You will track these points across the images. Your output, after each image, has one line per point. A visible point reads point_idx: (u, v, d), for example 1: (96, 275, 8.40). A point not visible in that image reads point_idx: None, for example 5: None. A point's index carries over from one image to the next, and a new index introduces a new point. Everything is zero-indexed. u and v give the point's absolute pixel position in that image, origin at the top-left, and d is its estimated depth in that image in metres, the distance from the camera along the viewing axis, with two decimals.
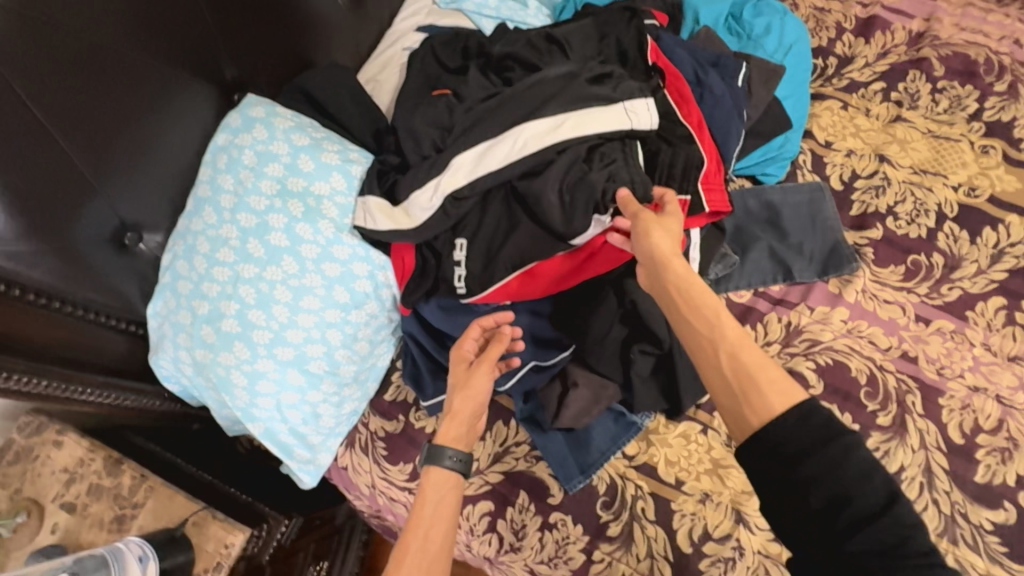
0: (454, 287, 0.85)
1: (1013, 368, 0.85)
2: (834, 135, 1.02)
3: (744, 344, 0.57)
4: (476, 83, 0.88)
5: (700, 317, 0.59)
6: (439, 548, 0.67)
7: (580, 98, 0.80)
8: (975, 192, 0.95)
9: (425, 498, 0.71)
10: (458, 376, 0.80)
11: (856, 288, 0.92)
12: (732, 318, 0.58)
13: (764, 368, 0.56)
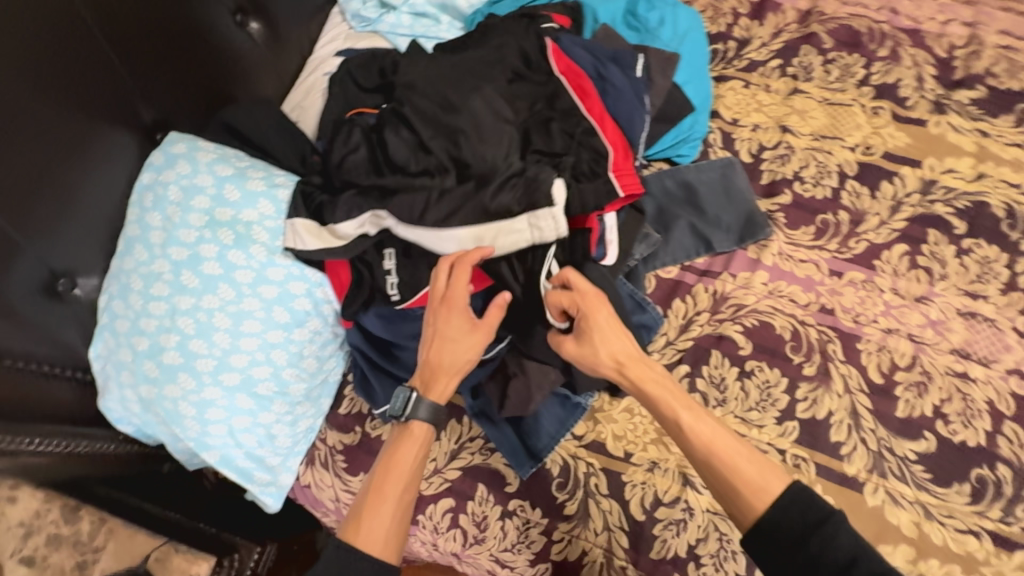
0: (388, 295, 0.88)
1: (921, 308, 0.91)
2: (739, 112, 1.08)
3: (717, 444, 0.69)
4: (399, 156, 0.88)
5: (675, 430, 0.72)
6: (402, 502, 0.75)
7: (486, 213, 0.83)
8: (871, 151, 1.02)
9: (404, 448, 0.78)
10: (453, 329, 0.78)
11: (772, 252, 0.97)
12: (700, 421, 0.71)
13: (741, 460, 0.68)
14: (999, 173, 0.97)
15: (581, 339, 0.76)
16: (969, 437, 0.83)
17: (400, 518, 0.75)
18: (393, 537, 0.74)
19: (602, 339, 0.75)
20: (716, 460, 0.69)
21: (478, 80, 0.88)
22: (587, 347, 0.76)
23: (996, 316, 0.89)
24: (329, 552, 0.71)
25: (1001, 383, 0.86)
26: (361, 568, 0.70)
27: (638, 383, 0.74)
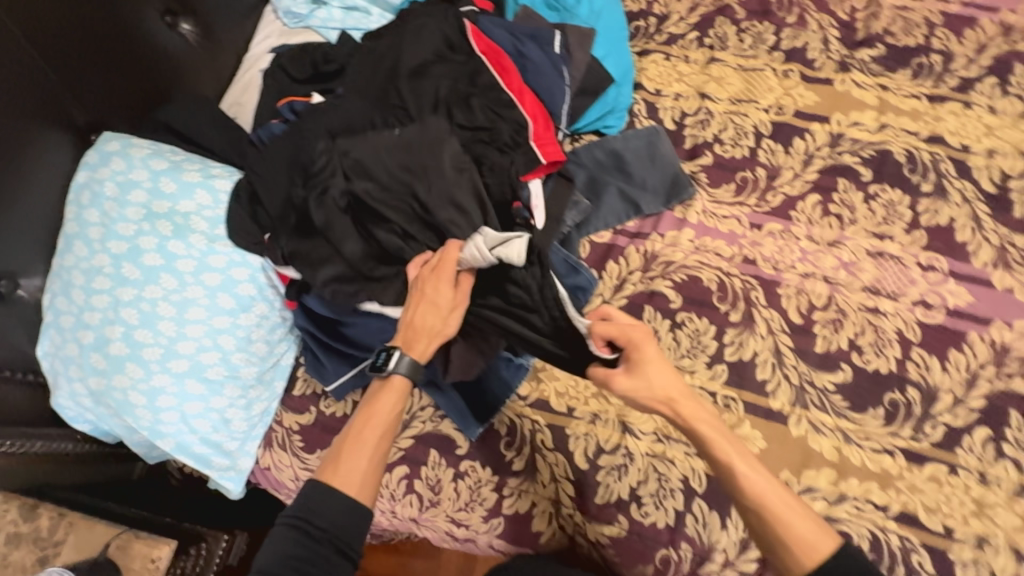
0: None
1: (834, 252, 0.97)
2: (662, 83, 1.14)
3: (768, 496, 0.68)
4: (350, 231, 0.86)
5: (727, 473, 0.70)
6: (378, 448, 0.73)
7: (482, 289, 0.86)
8: (783, 111, 1.08)
9: (384, 396, 0.75)
10: (441, 295, 0.78)
11: (696, 210, 1.03)
12: (755, 470, 0.69)
13: (791, 512, 0.67)
14: (899, 123, 1.04)
15: (634, 372, 0.73)
16: (881, 364, 0.90)
17: (376, 463, 0.73)
18: (369, 482, 0.71)
19: (657, 379, 0.72)
20: (769, 512, 0.67)
21: (392, 63, 0.90)
22: (640, 386, 0.72)
23: (902, 254, 0.96)
24: (303, 492, 0.69)
25: (908, 314, 0.92)
26: (333, 508, 0.68)
27: (687, 424, 0.72)
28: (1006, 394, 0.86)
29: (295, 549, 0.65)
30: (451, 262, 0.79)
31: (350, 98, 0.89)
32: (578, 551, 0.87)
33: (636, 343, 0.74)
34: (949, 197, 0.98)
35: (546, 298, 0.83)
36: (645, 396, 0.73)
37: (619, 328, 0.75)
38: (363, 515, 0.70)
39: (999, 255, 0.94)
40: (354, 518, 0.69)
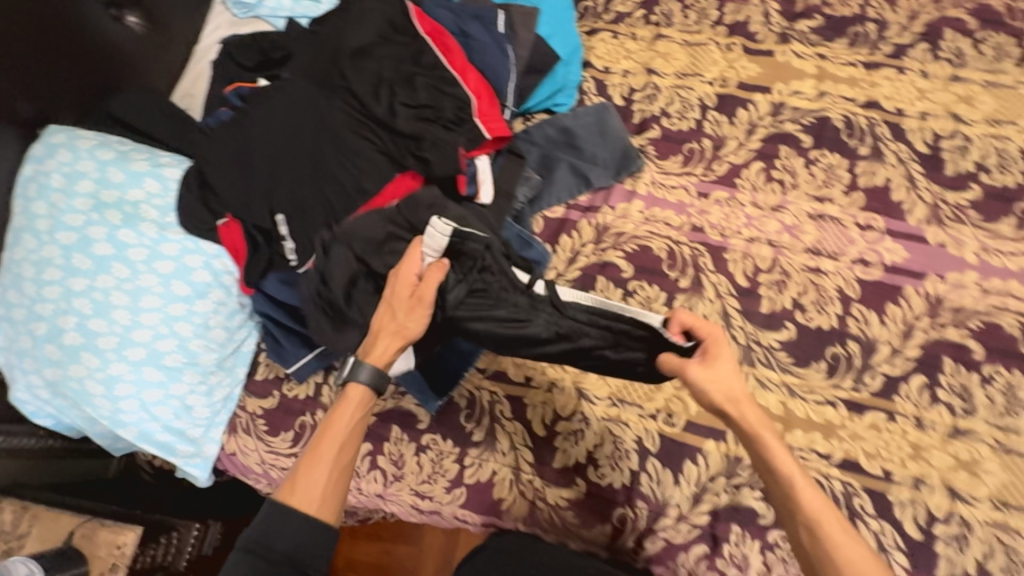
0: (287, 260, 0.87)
1: (777, 216, 1.01)
2: (610, 61, 1.16)
3: (825, 519, 0.64)
4: (308, 213, 0.85)
5: (785, 486, 0.67)
6: (338, 465, 0.71)
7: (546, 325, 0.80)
8: (727, 83, 1.11)
9: (340, 410, 0.74)
10: (396, 293, 0.76)
11: (645, 182, 1.06)
12: (813, 490, 0.66)
13: (844, 535, 0.63)
14: (837, 91, 1.08)
15: (708, 363, 0.71)
16: (823, 321, 0.93)
17: (337, 480, 0.70)
18: (328, 499, 0.69)
19: (726, 380, 0.70)
20: (823, 532, 0.64)
21: (334, 45, 0.90)
22: (714, 385, 0.70)
23: (841, 215, 0.99)
24: (258, 515, 0.67)
25: (848, 272, 0.96)
26: (289, 530, 0.65)
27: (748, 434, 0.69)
28: (940, 342, 0.90)
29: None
30: (409, 264, 0.77)
31: (294, 82, 0.89)
32: (538, 516, 0.89)
33: (708, 338, 0.72)
34: (885, 158, 1.02)
35: (586, 323, 0.78)
36: (721, 395, 0.70)
37: (702, 325, 0.73)
38: (322, 534, 0.67)
39: (932, 212, 0.97)
40: (312, 538, 0.66)
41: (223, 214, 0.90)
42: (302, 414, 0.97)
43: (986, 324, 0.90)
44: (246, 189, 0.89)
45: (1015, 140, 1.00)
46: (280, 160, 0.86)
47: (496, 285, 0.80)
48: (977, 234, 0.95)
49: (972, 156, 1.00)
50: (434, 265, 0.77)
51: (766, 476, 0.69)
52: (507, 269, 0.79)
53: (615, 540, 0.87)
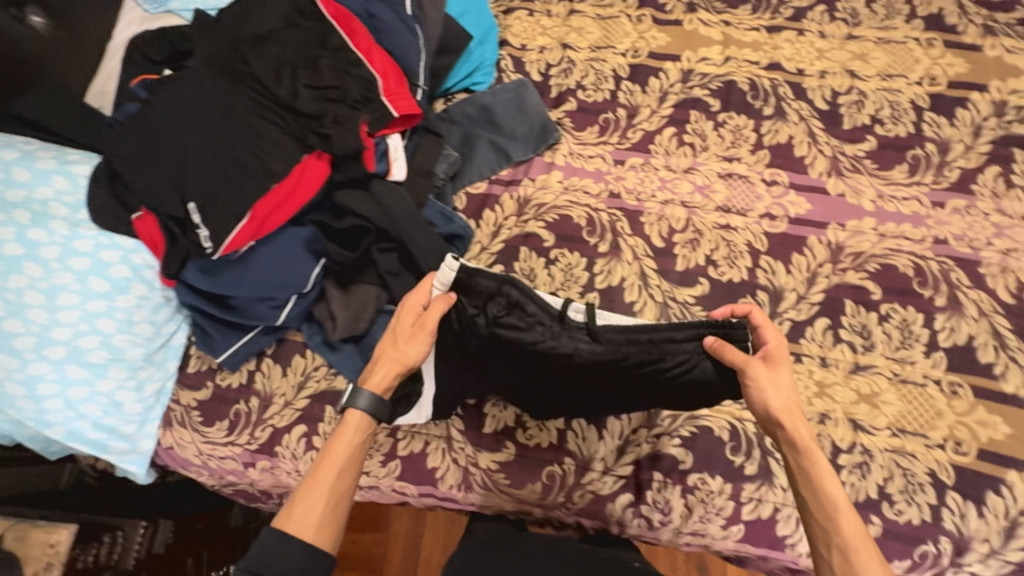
0: (204, 248, 0.87)
1: (689, 178, 1.05)
2: (527, 38, 1.18)
3: (864, 544, 0.67)
4: (220, 197, 0.85)
5: (826, 508, 0.70)
6: (335, 490, 0.75)
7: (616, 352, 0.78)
8: (638, 53, 1.14)
9: (339, 435, 0.78)
10: (401, 323, 0.81)
11: (563, 153, 1.09)
12: (850, 515, 0.69)
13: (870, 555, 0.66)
14: (741, 55, 1.12)
15: (770, 366, 0.76)
16: (734, 274, 0.98)
17: (333, 504, 0.74)
18: (325, 524, 0.73)
19: (778, 381, 0.75)
20: (854, 558, 0.66)
21: (234, 33, 0.91)
22: (774, 387, 0.75)
23: (748, 173, 1.04)
24: (261, 536, 0.71)
25: (756, 227, 1.00)
26: (286, 554, 0.70)
27: (802, 457, 0.73)
28: (841, 286, 0.95)
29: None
30: (416, 293, 0.82)
31: (198, 71, 0.90)
32: (472, 481, 0.92)
33: (772, 344, 0.77)
34: (788, 117, 1.07)
35: (638, 349, 0.78)
36: (779, 404, 0.74)
37: (770, 330, 0.78)
38: (318, 558, 0.71)
39: (832, 164, 1.03)
40: (307, 562, 0.70)
41: (137, 208, 0.91)
42: (236, 402, 0.98)
43: (882, 266, 0.95)
44: (153, 179, 0.89)
45: (907, 92, 1.05)
46: (187, 148, 0.87)
47: (532, 320, 0.79)
48: (873, 182, 1.00)
49: (868, 110, 1.05)
50: (441, 296, 0.80)
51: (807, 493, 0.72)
52: (544, 304, 0.79)
53: (546, 497, 0.90)
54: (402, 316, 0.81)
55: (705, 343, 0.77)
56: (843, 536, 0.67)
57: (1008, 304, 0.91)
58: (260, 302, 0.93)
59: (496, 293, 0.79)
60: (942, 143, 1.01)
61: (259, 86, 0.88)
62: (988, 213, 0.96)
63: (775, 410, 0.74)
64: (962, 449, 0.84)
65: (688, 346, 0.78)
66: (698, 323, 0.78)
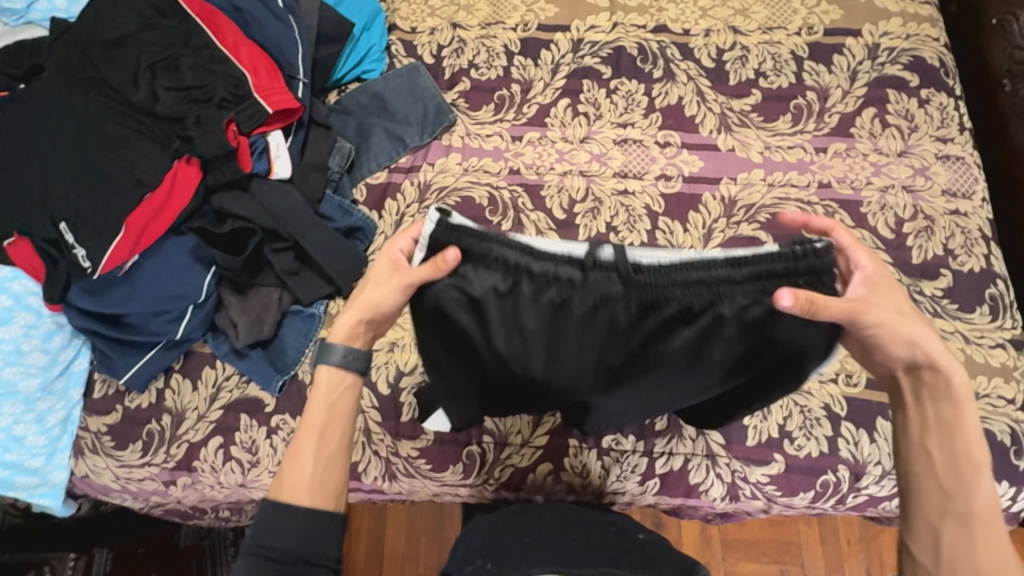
0: (84, 267, 0.84)
1: (586, 148, 1.05)
2: (416, 20, 1.16)
3: (991, 520, 0.59)
4: (91, 212, 0.83)
5: (954, 473, 0.60)
6: (326, 452, 0.65)
7: (661, 288, 0.60)
8: (528, 27, 1.14)
9: (312, 400, 0.67)
10: (376, 275, 0.67)
11: (460, 135, 1.08)
12: (988, 488, 0.60)
13: (995, 537, 0.58)
14: (628, 20, 1.13)
15: (868, 289, 0.63)
16: (634, 238, 0.99)
17: (327, 467, 0.65)
18: (322, 487, 0.64)
19: (920, 330, 0.62)
20: (975, 528, 0.58)
21: (88, 38, 0.87)
22: (897, 321, 0.62)
23: (642, 137, 1.05)
24: (256, 517, 0.62)
25: (653, 189, 1.02)
26: (289, 526, 0.61)
27: (950, 416, 0.62)
28: (736, 239, 0.98)
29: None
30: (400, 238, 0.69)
31: (54, 87, 0.86)
32: (395, 471, 0.92)
33: (871, 267, 0.63)
34: (677, 78, 1.08)
35: (684, 295, 0.61)
36: (915, 339, 0.62)
37: (862, 252, 0.63)
38: (324, 524, 0.62)
39: (721, 120, 1.05)
40: (313, 528, 0.61)
41: (8, 234, 0.87)
42: (147, 422, 0.96)
43: (772, 216, 0.98)
44: (19, 202, 0.85)
45: (787, 44, 1.08)
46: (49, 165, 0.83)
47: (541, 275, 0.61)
48: (760, 134, 1.03)
49: (752, 64, 1.07)
50: (429, 263, 0.61)
51: (932, 455, 0.62)
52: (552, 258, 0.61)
53: (469, 476, 0.92)
54: (382, 261, 0.68)
55: (785, 302, 0.57)
56: (971, 507, 0.59)
57: (888, 239, 0.95)
58: (155, 317, 0.90)
59: (492, 256, 0.61)
60: (822, 90, 1.04)
61: (119, 94, 0.85)
62: (866, 153, 1.00)
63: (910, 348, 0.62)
64: (852, 380, 0.89)
65: (753, 288, 0.59)
66: (770, 256, 0.59)
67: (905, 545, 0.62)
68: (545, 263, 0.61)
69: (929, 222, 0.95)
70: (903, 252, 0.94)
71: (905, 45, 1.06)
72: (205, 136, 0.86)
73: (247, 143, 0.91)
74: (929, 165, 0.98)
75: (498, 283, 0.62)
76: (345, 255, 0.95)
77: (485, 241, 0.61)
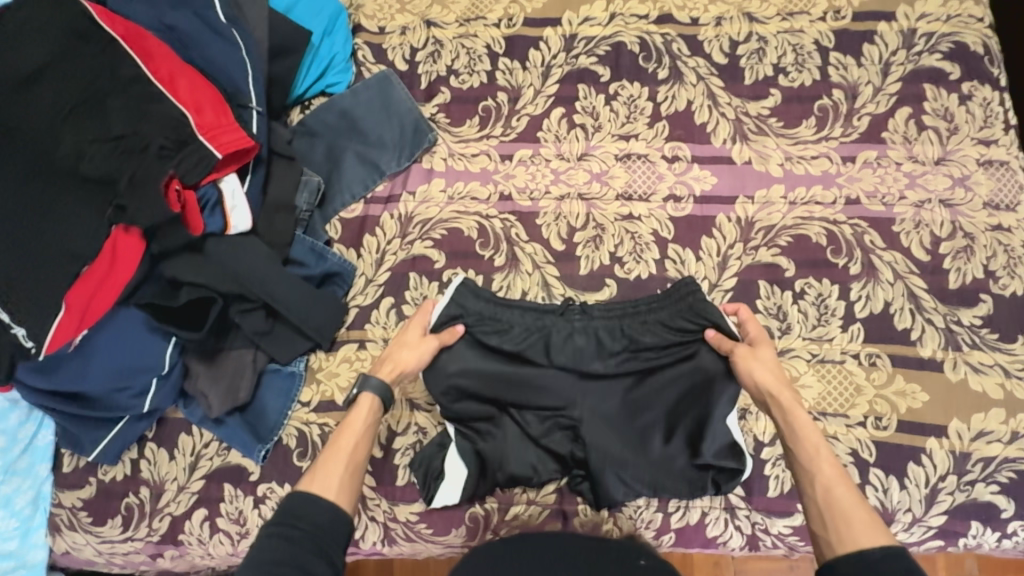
0: (27, 348, 0.73)
1: (584, 166, 0.94)
2: (383, 19, 1.01)
3: (841, 482, 0.65)
4: (22, 289, 0.71)
5: (807, 451, 0.69)
6: (355, 464, 0.71)
7: (608, 323, 0.84)
8: (513, 22, 0.99)
9: (354, 418, 0.75)
10: (408, 331, 0.82)
11: (442, 156, 0.95)
12: (830, 457, 0.68)
13: (856, 503, 0.63)
14: (627, 10, 0.98)
15: (755, 346, 0.78)
16: (642, 270, 0.90)
17: (353, 479, 0.69)
18: (347, 489, 0.67)
19: (760, 359, 0.77)
20: (836, 493, 0.65)
21: None
22: (760, 366, 0.76)
23: (647, 151, 0.93)
24: (288, 499, 0.64)
25: (660, 212, 0.91)
26: (317, 508, 0.63)
27: (789, 416, 0.73)
28: (754, 267, 0.88)
29: (280, 555, 0.58)
30: (421, 314, 0.84)
31: None
32: (394, 535, 0.86)
33: (755, 332, 0.80)
34: (685, 78, 0.95)
35: (631, 324, 0.84)
36: (759, 376, 0.76)
37: (752, 324, 0.81)
38: (340, 520, 0.63)
39: (736, 128, 0.93)
40: (333, 521, 0.63)
41: None
42: (125, 495, 0.88)
43: (794, 239, 0.88)
44: None
45: (810, 32, 0.94)
46: None
47: (524, 321, 0.84)
48: (780, 143, 0.91)
49: (770, 59, 0.94)
50: (445, 330, 0.83)
51: (788, 443, 0.72)
52: (528, 308, 0.84)
53: (474, 538, 0.86)
54: (413, 322, 0.83)
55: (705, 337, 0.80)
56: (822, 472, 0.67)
57: (923, 262, 0.86)
58: (117, 392, 0.82)
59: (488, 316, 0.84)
60: (850, 88, 0.92)
61: (37, 145, 0.72)
62: (899, 162, 0.89)
63: (755, 383, 0.76)
64: (882, 423, 0.82)
65: (675, 309, 0.81)
66: (680, 292, 0.81)
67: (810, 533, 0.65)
68: (529, 314, 0.84)
69: (969, 241, 0.86)
70: (939, 276, 0.85)
71: (945, 29, 0.92)
72: (143, 186, 0.73)
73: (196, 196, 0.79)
74: (970, 174, 0.88)
75: (492, 322, 0.84)
76: (324, 306, 0.86)
77: (477, 298, 0.84)
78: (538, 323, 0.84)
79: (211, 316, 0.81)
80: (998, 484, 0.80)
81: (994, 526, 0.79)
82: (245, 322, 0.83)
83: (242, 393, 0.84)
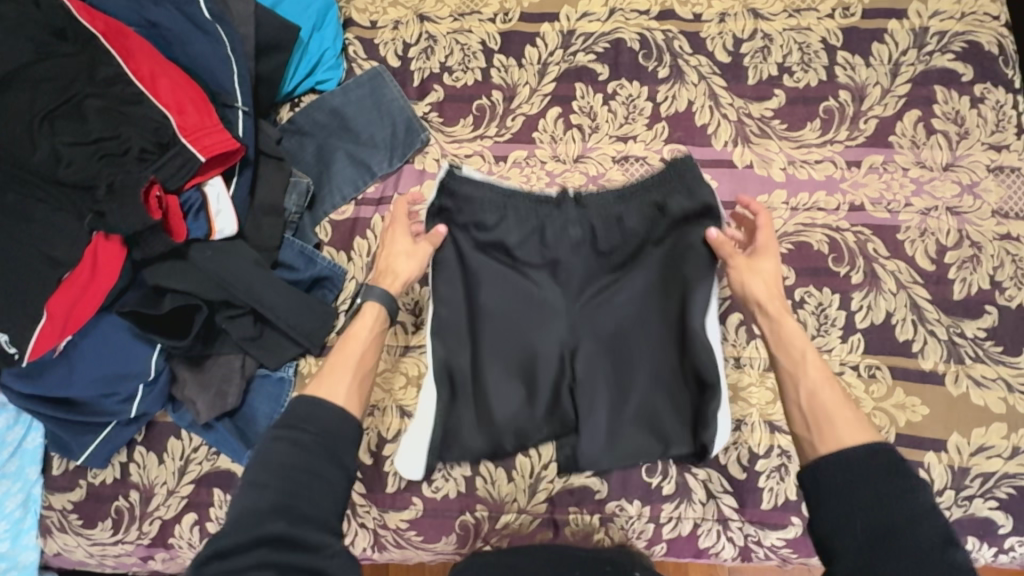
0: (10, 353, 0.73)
1: (580, 168, 0.91)
2: (374, 13, 0.97)
3: (826, 386, 0.65)
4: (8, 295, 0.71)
5: (793, 356, 0.69)
6: (361, 374, 0.70)
7: (602, 216, 0.82)
8: (509, 17, 0.96)
9: (357, 332, 0.73)
10: (398, 240, 0.80)
11: (435, 156, 0.93)
12: (817, 362, 0.68)
13: (841, 407, 0.63)
14: (628, 4, 0.94)
15: (755, 254, 0.77)
16: None
17: (358, 388, 0.68)
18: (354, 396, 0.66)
19: (758, 269, 0.75)
20: (820, 397, 0.64)
21: None
22: (752, 276, 0.75)
23: (646, 153, 0.90)
24: (293, 403, 0.62)
25: None
26: (325, 406, 0.62)
27: (776, 325, 0.72)
28: None
29: (289, 457, 0.57)
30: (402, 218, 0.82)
31: None
32: (384, 542, 0.86)
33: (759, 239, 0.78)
34: (686, 77, 0.91)
35: (627, 210, 0.82)
36: (751, 286, 0.74)
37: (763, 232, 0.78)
38: (348, 423, 0.62)
39: (738, 130, 0.90)
40: (341, 423, 0.61)
41: None
42: (114, 498, 0.88)
43: (795, 246, 0.86)
44: None
45: (817, 30, 0.90)
46: None
47: (520, 209, 0.83)
48: (784, 146, 0.88)
49: (775, 57, 0.90)
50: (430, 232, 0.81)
51: (773, 352, 0.71)
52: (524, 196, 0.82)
53: (464, 545, 0.85)
54: (399, 225, 0.81)
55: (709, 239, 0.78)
56: (807, 374, 0.67)
57: (927, 272, 0.83)
58: (104, 398, 0.82)
59: (483, 203, 0.82)
60: (857, 88, 0.88)
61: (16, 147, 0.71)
62: (906, 167, 0.86)
63: (749, 293, 0.75)
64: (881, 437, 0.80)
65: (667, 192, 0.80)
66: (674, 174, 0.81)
67: (794, 436, 0.65)
68: (524, 207, 0.83)
69: (976, 250, 0.83)
70: (943, 287, 0.83)
71: (958, 27, 0.89)
72: (125, 190, 0.71)
73: (180, 202, 0.77)
74: (979, 180, 0.85)
75: (491, 210, 0.82)
76: (313, 310, 0.84)
77: (472, 187, 0.82)
78: (532, 216, 0.83)
79: (197, 321, 0.80)
80: (996, 500, 0.78)
81: (991, 542, 0.78)
82: (231, 326, 0.81)
83: (229, 398, 0.83)
